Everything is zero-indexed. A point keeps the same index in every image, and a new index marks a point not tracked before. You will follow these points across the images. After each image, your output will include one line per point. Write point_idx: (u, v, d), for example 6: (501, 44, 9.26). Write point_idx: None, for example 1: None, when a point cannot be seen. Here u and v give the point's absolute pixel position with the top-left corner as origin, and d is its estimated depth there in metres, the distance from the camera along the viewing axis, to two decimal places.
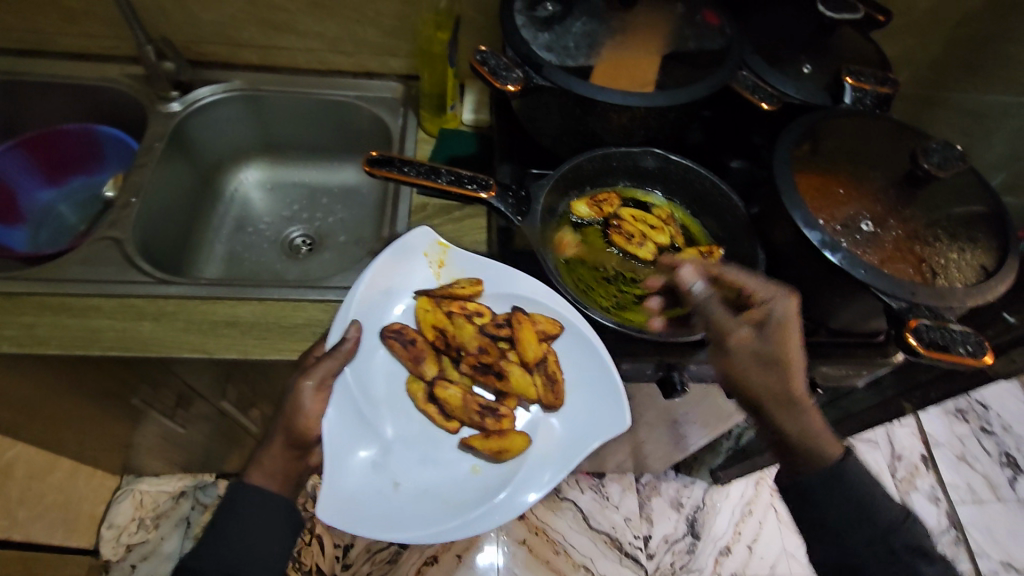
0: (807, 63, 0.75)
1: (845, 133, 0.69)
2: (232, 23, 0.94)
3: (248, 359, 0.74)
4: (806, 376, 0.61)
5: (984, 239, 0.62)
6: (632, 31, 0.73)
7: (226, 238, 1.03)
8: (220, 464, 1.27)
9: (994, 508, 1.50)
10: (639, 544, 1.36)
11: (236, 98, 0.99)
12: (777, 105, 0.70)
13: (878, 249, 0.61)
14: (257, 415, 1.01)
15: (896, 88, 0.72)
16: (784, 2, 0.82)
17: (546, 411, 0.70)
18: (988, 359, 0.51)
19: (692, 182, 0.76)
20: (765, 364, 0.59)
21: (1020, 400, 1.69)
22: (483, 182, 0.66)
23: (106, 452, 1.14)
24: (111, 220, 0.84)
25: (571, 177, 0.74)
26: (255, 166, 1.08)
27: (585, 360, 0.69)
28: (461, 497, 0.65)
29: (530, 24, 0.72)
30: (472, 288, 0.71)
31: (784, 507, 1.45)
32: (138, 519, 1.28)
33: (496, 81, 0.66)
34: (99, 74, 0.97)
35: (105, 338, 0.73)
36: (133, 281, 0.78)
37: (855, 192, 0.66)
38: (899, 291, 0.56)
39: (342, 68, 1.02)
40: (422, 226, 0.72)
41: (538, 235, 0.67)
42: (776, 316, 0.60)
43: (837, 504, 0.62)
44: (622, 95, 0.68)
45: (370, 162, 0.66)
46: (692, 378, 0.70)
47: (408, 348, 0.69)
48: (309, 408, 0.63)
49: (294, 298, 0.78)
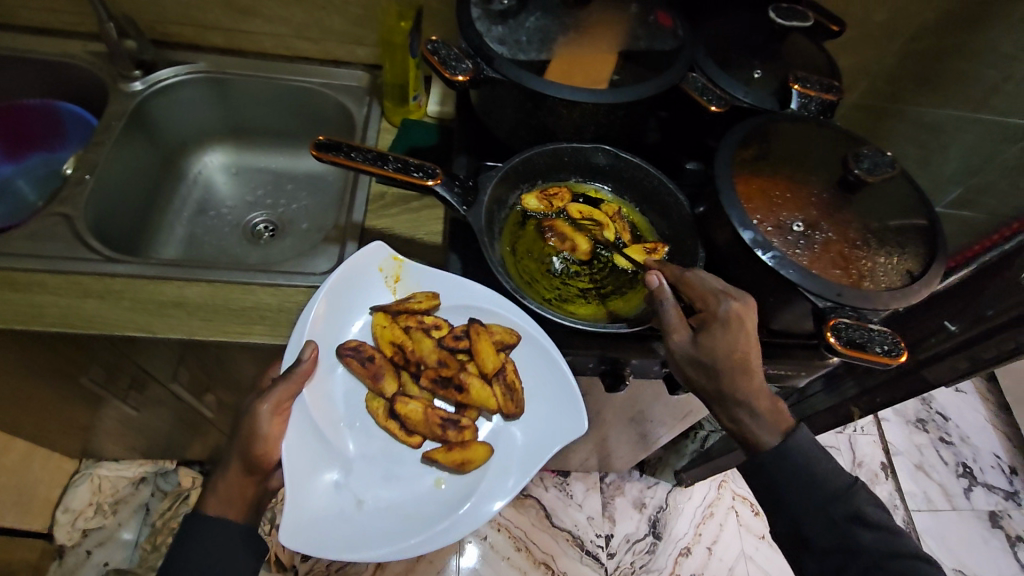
0: (759, 68, 0.79)
1: (787, 138, 0.72)
2: (197, 4, 0.94)
3: (194, 340, 0.74)
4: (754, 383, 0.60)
5: (910, 247, 0.66)
6: (585, 29, 0.75)
7: (187, 221, 1.02)
8: (182, 451, 1.26)
9: (948, 516, 1.53)
10: (600, 543, 1.36)
11: (201, 80, 0.99)
12: (725, 107, 0.73)
13: (808, 250, 0.65)
14: (213, 401, 1.00)
15: (840, 95, 0.76)
16: (738, 9, 0.84)
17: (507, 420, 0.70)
18: (900, 357, 0.56)
19: (641, 180, 0.77)
20: (701, 364, 0.60)
21: (977, 412, 1.73)
22: (430, 171, 0.66)
23: (61, 435, 1.12)
24: (63, 197, 0.83)
25: (522, 170, 0.75)
26: (219, 149, 1.08)
27: (540, 367, 0.70)
28: (426, 511, 0.66)
29: (485, 17, 0.73)
30: (429, 302, 0.71)
31: (747, 511, 1.45)
32: (95, 504, 1.26)
33: (445, 71, 0.67)
34: (60, 49, 0.96)
35: (48, 314, 0.72)
36: (81, 258, 0.78)
37: (791, 195, 0.69)
38: (826, 292, 0.61)
39: (310, 55, 1.02)
40: (376, 242, 0.72)
41: (483, 224, 0.68)
42: (717, 324, 0.60)
43: (766, 497, 0.63)
44: (570, 91, 0.69)
45: (318, 146, 0.66)
46: (633, 371, 0.73)
47: (366, 366, 0.68)
48: (267, 431, 0.63)
49: (243, 281, 0.78)
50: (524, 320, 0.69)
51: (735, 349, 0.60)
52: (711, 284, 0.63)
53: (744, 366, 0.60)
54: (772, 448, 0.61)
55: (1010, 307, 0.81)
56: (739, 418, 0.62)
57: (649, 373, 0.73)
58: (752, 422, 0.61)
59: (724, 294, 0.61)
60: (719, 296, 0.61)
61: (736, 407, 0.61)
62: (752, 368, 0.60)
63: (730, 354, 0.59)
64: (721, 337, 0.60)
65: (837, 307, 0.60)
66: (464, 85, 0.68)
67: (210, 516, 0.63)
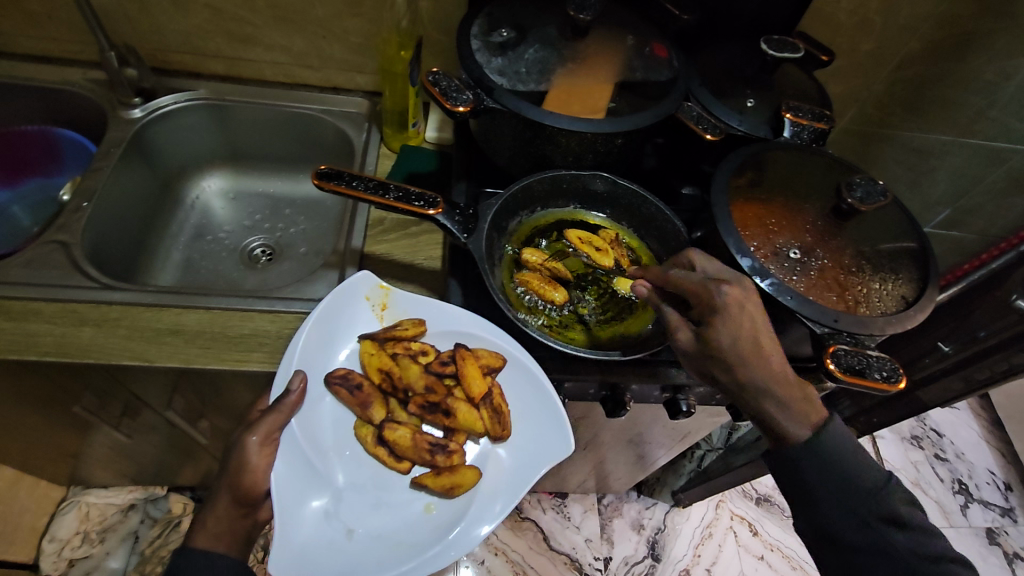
0: (751, 97, 0.81)
1: (780, 164, 0.74)
2: (198, 33, 0.95)
3: (190, 368, 0.73)
4: (782, 368, 0.58)
5: (903, 273, 0.68)
6: (582, 60, 0.77)
7: (184, 246, 1.02)
8: (173, 477, 1.24)
9: (946, 534, 1.53)
10: (599, 565, 1.35)
11: (199, 107, 1.00)
12: (721, 135, 0.74)
13: (805, 277, 0.66)
14: (208, 427, 0.98)
15: (830, 124, 0.78)
16: (730, 41, 0.87)
17: (494, 442, 0.70)
18: (900, 383, 0.57)
19: (638, 207, 0.79)
20: (713, 360, 0.58)
21: (970, 427, 1.74)
22: (431, 200, 0.67)
23: (50, 462, 1.10)
24: (59, 224, 0.83)
25: (522, 197, 0.76)
26: (217, 174, 1.08)
27: (524, 390, 0.70)
28: (415, 537, 0.65)
29: (484, 49, 0.75)
30: (415, 328, 0.71)
31: (745, 531, 1.44)
32: (82, 532, 1.23)
33: (446, 102, 0.68)
34: (58, 76, 0.96)
35: (42, 343, 0.72)
36: (77, 286, 0.77)
37: (787, 222, 0.71)
38: (823, 318, 0.62)
39: (309, 82, 1.04)
40: (363, 269, 0.73)
41: (483, 251, 0.68)
42: (719, 306, 0.58)
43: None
44: (569, 120, 0.71)
45: (319, 175, 0.67)
46: (633, 397, 0.74)
47: (354, 394, 0.68)
48: (256, 462, 0.62)
49: (241, 308, 0.78)
50: (507, 342, 0.70)
51: (743, 335, 0.57)
52: (702, 276, 0.61)
53: (757, 354, 0.57)
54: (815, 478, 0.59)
55: (1001, 327, 0.83)
56: (767, 412, 0.59)
57: (648, 398, 0.75)
58: (781, 415, 0.59)
59: (718, 282, 0.60)
60: (712, 286, 0.59)
61: (763, 401, 0.58)
62: (767, 353, 0.58)
63: (738, 343, 0.57)
64: (723, 326, 0.57)
65: (835, 333, 0.61)
66: (464, 115, 0.69)
67: (199, 550, 0.62)
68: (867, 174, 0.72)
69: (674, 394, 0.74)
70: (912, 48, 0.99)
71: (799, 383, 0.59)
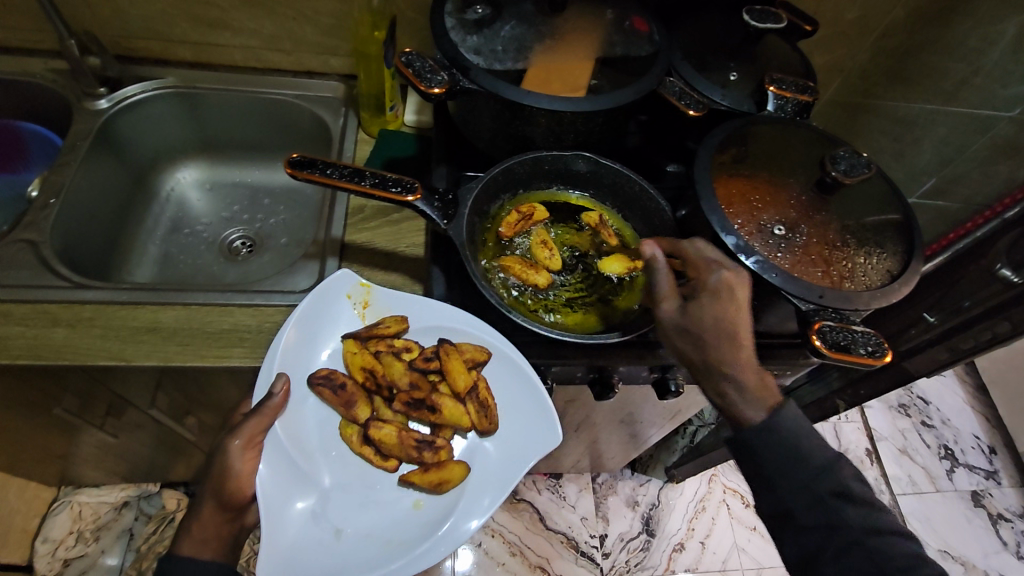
0: (735, 70, 0.80)
1: (766, 139, 0.73)
2: (163, 19, 0.92)
3: (171, 366, 0.72)
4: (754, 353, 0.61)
5: (888, 247, 0.68)
6: (561, 37, 0.75)
7: (160, 240, 0.99)
8: (165, 474, 1.22)
9: (932, 498, 1.56)
10: (595, 543, 1.36)
11: (169, 97, 0.96)
12: (704, 111, 0.72)
13: (790, 253, 0.66)
14: (195, 423, 0.97)
15: (815, 96, 0.77)
16: (712, 12, 0.85)
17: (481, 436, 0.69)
18: (885, 357, 0.57)
19: (622, 186, 0.77)
20: (689, 332, 0.60)
21: (956, 394, 1.76)
22: (409, 186, 0.65)
23: (38, 465, 1.08)
24: (27, 222, 0.80)
25: (503, 180, 0.75)
26: (193, 165, 1.05)
27: (509, 384, 0.69)
28: (405, 535, 0.64)
29: (459, 27, 0.73)
30: (397, 325, 0.70)
31: (739, 504, 1.46)
32: (76, 532, 1.22)
33: (421, 83, 0.67)
34: (19, 67, 0.93)
35: (14, 347, 0.70)
36: (48, 286, 0.75)
37: (771, 199, 0.71)
38: (808, 294, 0.62)
39: (282, 67, 1.00)
40: (342, 268, 0.71)
41: (465, 238, 0.67)
42: (715, 283, 0.60)
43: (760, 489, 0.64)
44: (549, 99, 0.69)
45: (291, 164, 0.65)
46: (621, 378, 0.73)
47: (338, 394, 0.67)
48: (240, 468, 0.62)
49: (220, 303, 0.76)
50: (493, 337, 0.69)
51: (728, 316, 0.59)
52: (706, 257, 0.63)
53: (733, 336, 0.59)
54: (796, 458, 0.59)
55: (985, 298, 0.84)
56: (725, 393, 0.61)
57: (638, 378, 0.74)
58: (737, 398, 0.60)
59: (718, 264, 0.62)
60: (712, 266, 0.62)
61: (723, 381, 0.60)
62: (741, 338, 0.59)
63: (718, 324, 0.59)
64: (709, 304, 0.60)
65: (820, 309, 0.61)
66: (440, 97, 0.67)
67: (185, 556, 0.62)
68: (852, 147, 0.72)
69: (662, 375, 0.74)
70: (896, 17, 1.00)
71: (761, 372, 0.61)
